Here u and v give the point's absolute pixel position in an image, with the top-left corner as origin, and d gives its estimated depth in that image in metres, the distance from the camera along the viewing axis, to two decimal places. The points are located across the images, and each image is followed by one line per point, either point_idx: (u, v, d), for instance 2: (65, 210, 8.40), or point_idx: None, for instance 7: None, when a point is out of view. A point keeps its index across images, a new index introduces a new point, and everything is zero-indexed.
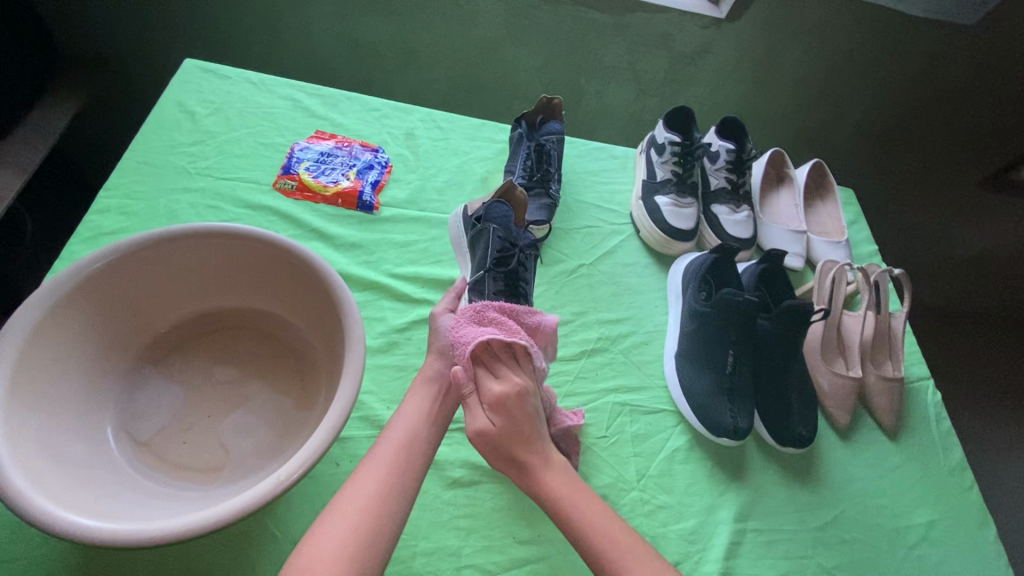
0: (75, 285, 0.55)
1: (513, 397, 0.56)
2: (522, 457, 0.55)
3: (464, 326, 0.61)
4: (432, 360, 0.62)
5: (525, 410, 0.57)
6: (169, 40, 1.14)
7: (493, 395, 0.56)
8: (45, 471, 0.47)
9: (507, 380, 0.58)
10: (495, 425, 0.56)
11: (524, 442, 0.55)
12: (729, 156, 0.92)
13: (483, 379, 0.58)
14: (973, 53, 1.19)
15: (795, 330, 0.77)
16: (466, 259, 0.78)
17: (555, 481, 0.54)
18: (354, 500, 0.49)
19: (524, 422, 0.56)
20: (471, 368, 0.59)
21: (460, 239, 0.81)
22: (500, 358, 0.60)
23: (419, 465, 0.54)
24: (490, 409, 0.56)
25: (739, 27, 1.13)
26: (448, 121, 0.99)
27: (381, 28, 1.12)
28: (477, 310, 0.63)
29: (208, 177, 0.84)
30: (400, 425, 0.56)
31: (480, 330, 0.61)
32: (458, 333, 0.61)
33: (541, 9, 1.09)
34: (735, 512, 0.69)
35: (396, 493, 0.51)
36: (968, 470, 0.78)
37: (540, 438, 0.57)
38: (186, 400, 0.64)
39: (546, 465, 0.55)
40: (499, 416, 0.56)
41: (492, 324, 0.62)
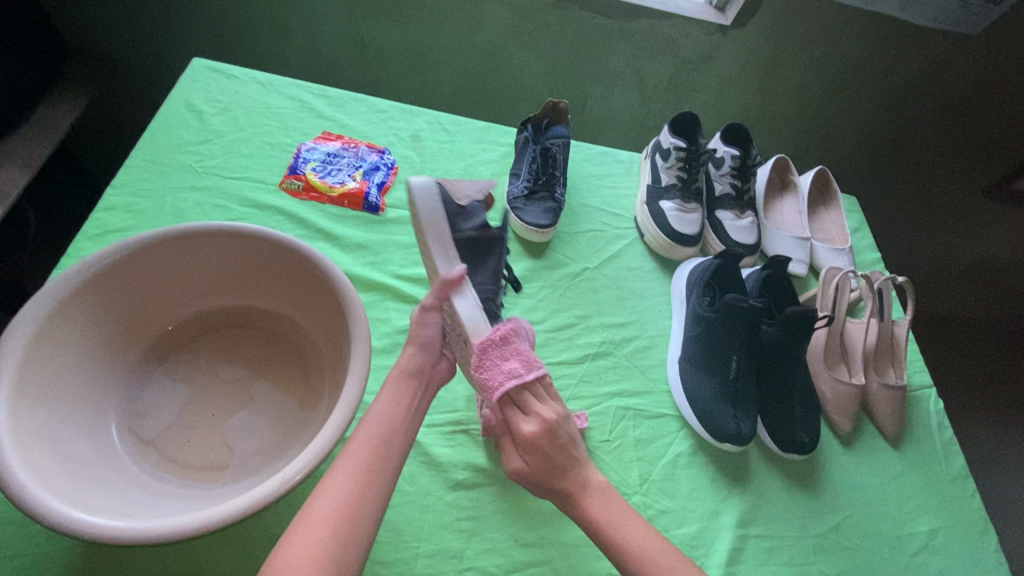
0: (82, 281, 0.55)
1: (546, 437, 0.54)
2: (562, 489, 0.55)
3: (487, 363, 0.55)
4: (415, 353, 0.59)
5: (560, 447, 0.55)
6: (176, 40, 1.15)
7: (525, 438, 0.54)
8: (49, 467, 0.47)
9: (536, 417, 0.55)
10: (531, 465, 0.55)
11: (561, 476, 0.55)
12: (734, 162, 0.92)
13: (514, 420, 0.55)
14: (977, 62, 1.19)
15: (799, 335, 0.76)
16: (448, 253, 0.60)
17: (596, 507, 0.54)
18: (327, 504, 0.47)
19: (561, 459, 0.55)
20: (502, 411, 0.56)
21: (443, 228, 0.60)
22: (529, 395, 0.56)
23: (393, 466, 0.51)
24: (525, 450, 0.55)
25: (744, 34, 1.13)
26: (454, 124, 1.00)
27: (388, 30, 1.13)
28: (494, 337, 0.55)
29: (215, 176, 0.84)
30: (374, 419, 0.53)
31: (502, 365, 0.55)
32: (479, 371, 0.55)
33: (547, 13, 1.09)
34: (737, 518, 0.69)
35: (369, 497, 0.48)
36: (970, 479, 0.78)
37: (577, 464, 0.56)
38: (191, 398, 0.64)
39: (585, 491, 0.55)
40: (534, 456, 0.55)
41: (515, 356, 0.56)
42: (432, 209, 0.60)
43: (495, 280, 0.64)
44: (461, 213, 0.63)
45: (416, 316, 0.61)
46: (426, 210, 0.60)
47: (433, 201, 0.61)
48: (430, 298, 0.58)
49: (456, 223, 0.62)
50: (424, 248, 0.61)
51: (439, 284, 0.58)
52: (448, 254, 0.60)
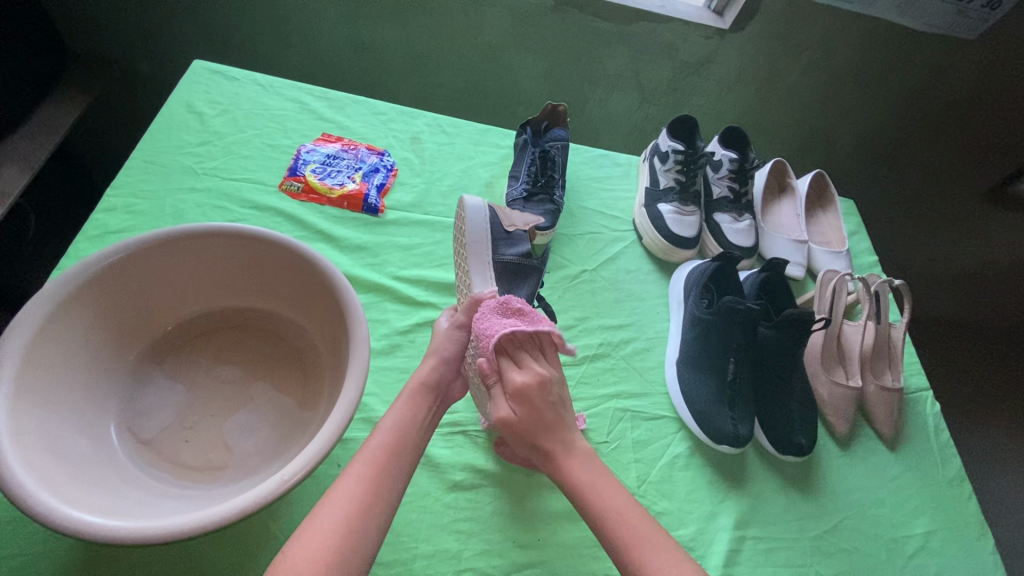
0: (83, 282, 0.56)
1: (536, 388, 0.55)
2: (545, 445, 0.54)
3: (490, 317, 0.58)
4: (434, 365, 0.59)
5: (551, 405, 0.55)
6: (177, 41, 1.15)
7: (515, 386, 0.54)
8: (48, 466, 0.47)
9: (529, 371, 0.56)
10: (518, 415, 0.54)
11: (547, 432, 0.55)
12: (732, 165, 0.93)
13: (506, 369, 0.56)
14: (975, 66, 1.19)
15: (795, 337, 0.77)
16: (482, 272, 0.65)
17: (578, 470, 0.54)
18: (333, 514, 0.47)
19: (548, 412, 0.55)
20: (494, 360, 0.56)
21: (482, 248, 0.66)
22: (524, 349, 0.57)
23: (401, 479, 0.51)
24: (512, 399, 0.55)
25: (743, 38, 1.13)
26: (453, 126, 1.00)
27: (388, 33, 1.13)
28: (500, 303, 0.59)
29: (215, 177, 0.84)
30: (384, 430, 0.54)
31: (504, 321, 0.57)
32: (481, 324, 0.58)
33: (547, 16, 1.10)
34: (734, 520, 0.69)
35: (375, 508, 0.48)
36: (967, 481, 0.79)
37: (563, 424, 0.56)
38: (190, 398, 0.64)
39: (569, 453, 0.55)
40: (521, 406, 0.55)
41: (517, 315, 0.58)
42: (480, 231, 0.66)
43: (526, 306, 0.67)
44: (505, 239, 0.68)
45: (440, 329, 0.62)
46: (471, 231, 0.66)
47: (480, 224, 0.67)
48: (459, 311, 0.61)
49: (499, 247, 0.67)
50: (465, 263, 0.67)
51: (471, 300, 0.61)
52: (485, 274, 0.65)
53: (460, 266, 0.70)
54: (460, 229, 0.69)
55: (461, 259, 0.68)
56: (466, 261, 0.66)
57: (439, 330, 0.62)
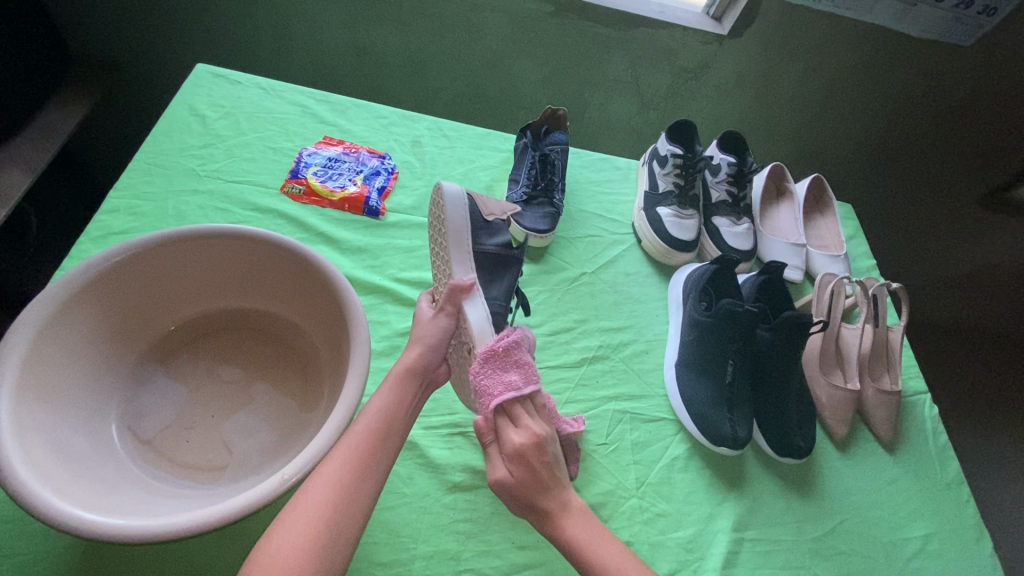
0: (86, 281, 0.56)
1: (532, 448, 0.56)
2: (541, 506, 0.55)
3: (486, 373, 0.58)
4: (422, 352, 0.59)
5: (548, 465, 0.56)
6: (180, 45, 1.16)
7: (511, 447, 0.55)
8: (49, 464, 0.47)
9: (522, 430, 0.57)
10: (513, 476, 0.55)
11: (543, 492, 0.55)
12: (730, 170, 0.93)
13: (504, 429, 0.57)
14: (972, 72, 1.20)
15: (795, 339, 0.77)
16: (462, 261, 0.63)
17: (573, 527, 0.54)
18: (317, 497, 0.47)
19: (545, 473, 0.55)
20: (492, 418, 0.58)
21: (461, 236, 0.63)
22: (520, 408, 0.58)
23: (383, 464, 0.52)
24: (508, 459, 0.56)
25: (742, 44, 1.14)
26: (454, 130, 1.01)
27: (388, 37, 1.14)
28: (491, 352, 0.58)
29: (217, 179, 0.85)
30: (369, 414, 0.54)
31: (501, 377, 0.58)
32: (479, 380, 0.58)
33: (548, 22, 1.11)
34: (732, 522, 0.69)
35: (359, 491, 0.49)
36: (965, 484, 0.79)
37: (559, 483, 0.56)
38: (190, 398, 0.65)
39: (565, 512, 0.55)
40: (518, 466, 0.55)
41: (514, 370, 0.59)
42: (460, 219, 0.64)
43: (505, 297, 0.66)
44: (486, 229, 0.66)
45: (426, 317, 0.62)
46: (451, 218, 0.63)
47: (461, 210, 0.64)
48: (444, 300, 0.61)
49: (479, 236, 0.65)
50: (444, 251, 0.64)
51: (453, 288, 0.61)
52: (465, 263, 0.63)
53: (435, 254, 0.67)
54: (437, 214, 0.66)
55: (439, 247, 0.66)
56: (445, 248, 0.64)
57: (424, 320, 0.62)
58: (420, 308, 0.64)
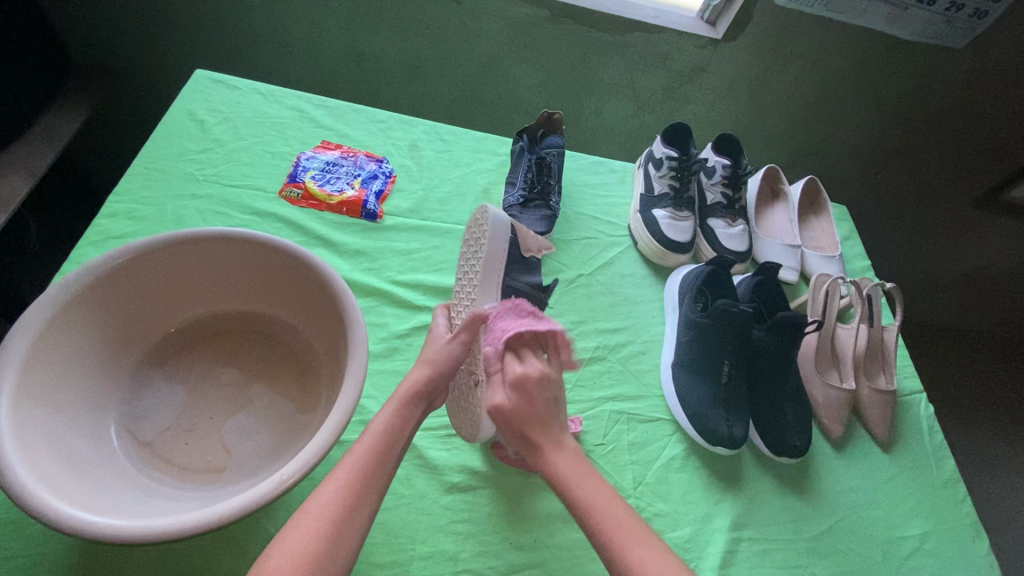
0: (87, 284, 0.56)
1: (537, 382, 0.55)
2: (536, 441, 0.55)
3: (505, 314, 0.59)
4: (429, 375, 0.58)
5: (550, 406, 0.55)
6: (179, 52, 1.17)
7: (514, 375, 0.55)
8: (48, 465, 0.48)
9: (531, 364, 0.56)
10: (514, 403, 0.54)
11: (540, 426, 0.55)
12: (725, 172, 0.94)
13: (509, 361, 0.56)
14: (963, 75, 1.21)
15: (790, 339, 0.77)
16: (491, 288, 0.64)
17: (566, 467, 0.54)
18: (316, 518, 0.47)
19: (543, 408, 0.55)
20: (501, 351, 0.57)
21: (496, 265, 0.64)
22: (531, 347, 0.58)
23: (386, 474, 0.52)
24: (510, 387, 0.55)
25: (736, 48, 1.15)
26: (451, 134, 1.02)
27: (387, 43, 1.15)
28: (518, 303, 0.60)
29: (215, 184, 0.85)
30: (371, 432, 0.54)
31: (517, 319, 0.58)
32: (497, 318, 0.59)
33: (544, 27, 1.12)
34: (730, 521, 0.70)
35: (357, 510, 0.48)
36: (961, 483, 0.79)
37: (557, 423, 0.56)
38: (189, 401, 0.65)
39: (558, 452, 0.55)
40: (518, 396, 0.55)
41: (531, 317, 0.59)
42: (500, 249, 0.64)
43: None
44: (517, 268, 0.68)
45: (440, 340, 0.61)
46: (494, 246, 0.64)
47: (504, 241, 0.65)
48: (461, 327, 0.60)
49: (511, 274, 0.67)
50: (474, 278, 0.64)
51: (472, 317, 0.59)
52: (494, 295, 0.64)
53: (462, 271, 0.67)
54: (476, 236, 0.66)
55: (471, 268, 0.66)
56: (476, 275, 0.64)
57: (437, 341, 0.61)
58: (437, 329, 0.63)
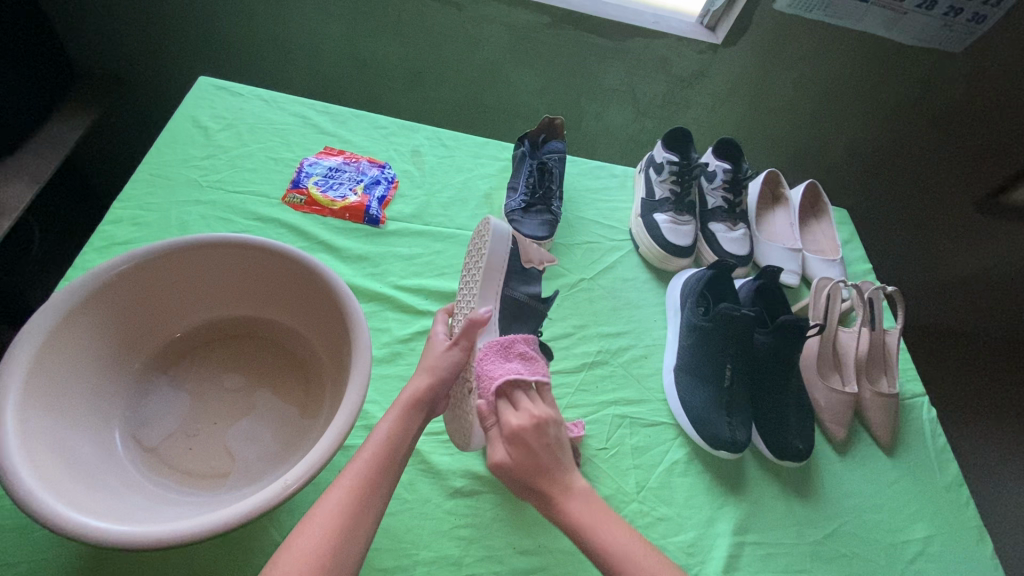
0: (92, 290, 0.57)
1: (532, 430, 0.55)
2: (543, 490, 0.53)
3: (490, 360, 0.60)
4: (431, 383, 0.59)
5: (552, 448, 0.55)
6: (182, 59, 1.18)
7: (510, 428, 0.55)
8: (53, 471, 0.48)
9: (524, 412, 0.56)
10: (513, 458, 0.54)
11: (544, 474, 0.54)
12: (725, 176, 0.95)
13: (504, 411, 0.56)
14: (962, 79, 1.22)
15: (793, 343, 0.77)
16: (486, 295, 0.66)
17: (576, 512, 0.52)
18: (318, 527, 0.47)
19: (545, 455, 0.54)
20: (494, 401, 0.57)
21: (493, 273, 0.67)
22: (522, 390, 0.59)
23: (389, 481, 0.52)
24: (507, 440, 0.55)
25: (735, 52, 1.16)
26: (453, 140, 1.02)
27: (388, 49, 1.16)
28: (499, 345, 0.61)
29: (219, 190, 0.86)
30: (373, 442, 0.54)
31: (504, 365, 0.59)
32: (484, 365, 0.60)
33: (545, 33, 1.12)
34: (733, 525, 0.70)
35: (360, 521, 0.48)
36: (965, 486, 0.79)
37: (561, 466, 0.55)
38: (193, 406, 0.65)
39: (567, 497, 0.53)
40: (516, 450, 0.54)
41: (518, 358, 0.61)
42: (499, 258, 0.67)
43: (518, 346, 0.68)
44: (519, 276, 0.69)
45: (439, 347, 0.61)
46: (493, 255, 0.67)
47: (503, 251, 0.67)
48: (460, 332, 0.61)
49: (511, 282, 0.68)
50: (474, 285, 0.67)
51: (470, 322, 0.60)
52: (490, 303, 0.66)
53: (464, 277, 0.70)
54: (478, 244, 0.69)
55: (472, 274, 0.68)
56: (476, 281, 0.66)
57: (437, 348, 0.62)
58: (435, 334, 0.64)
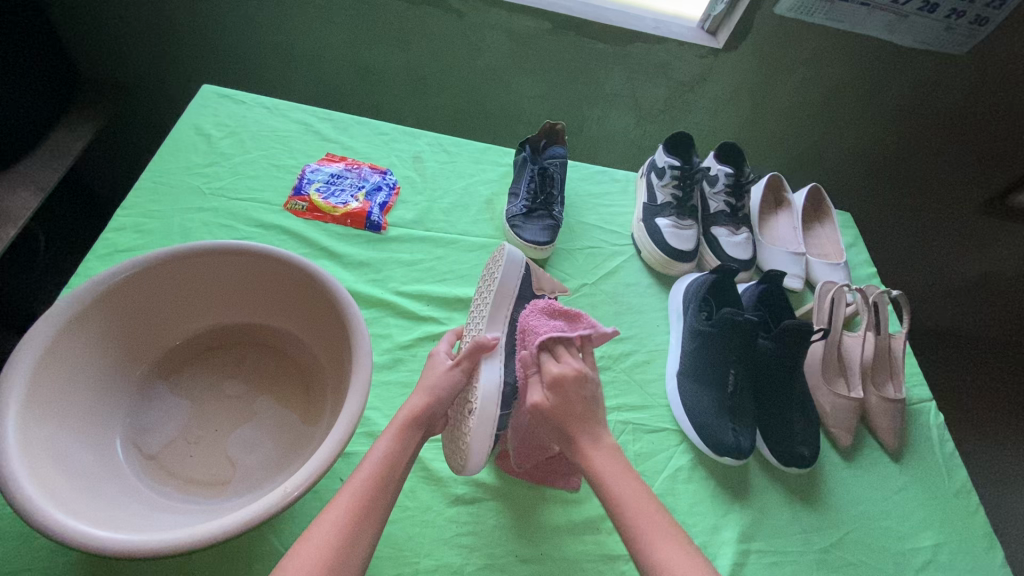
0: (94, 297, 0.57)
1: (572, 379, 0.59)
2: (574, 432, 0.58)
3: (535, 317, 0.66)
4: (429, 402, 0.59)
5: (586, 400, 0.59)
6: (186, 68, 1.19)
7: (552, 374, 0.59)
8: (53, 478, 0.48)
9: (566, 363, 0.61)
10: (551, 401, 0.58)
11: (577, 420, 0.58)
12: (727, 180, 0.95)
13: (546, 361, 0.61)
14: (965, 82, 1.21)
15: (796, 347, 0.77)
16: (496, 319, 0.68)
17: (602, 456, 0.56)
18: (315, 548, 0.46)
19: (579, 404, 0.58)
20: (536, 351, 0.62)
21: (504, 298, 0.68)
22: (565, 347, 0.63)
23: (388, 497, 0.52)
24: (547, 386, 0.59)
25: (737, 57, 1.16)
26: (454, 146, 1.03)
27: (390, 56, 1.16)
28: (545, 304, 0.67)
29: (221, 197, 0.86)
30: (372, 461, 0.54)
31: (549, 322, 0.65)
32: (530, 322, 0.66)
33: (545, 39, 1.13)
34: (738, 533, 0.69)
35: (358, 539, 0.48)
36: (973, 493, 0.78)
37: (595, 416, 0.59)
38: (194, 414, 0.65)
39: (596, 443, 0.57)
40: (555, 395, 0.59)
41: (562, 316, 0.66)
42: (511, 284, 0.69)
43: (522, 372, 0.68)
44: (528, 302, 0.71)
45: (441, 365, 0.62)
46: (505, 281, 0.68)
47: (516, 279, 0.69)
48: (463, 354, 0.62)
49: (520, 308, 0.70)
50: (484, 309, 0.68)
51: (477, 346, 0.61)
52: (499, 327, 0.68)
53: (475, 302, 0.71)
54: (490, 271, 0.71)
55: (482, 299, 0.70)
56: (486, 305, 0.68)
57: (437, 368, 0.62)
58: (437, 353, 0.64)
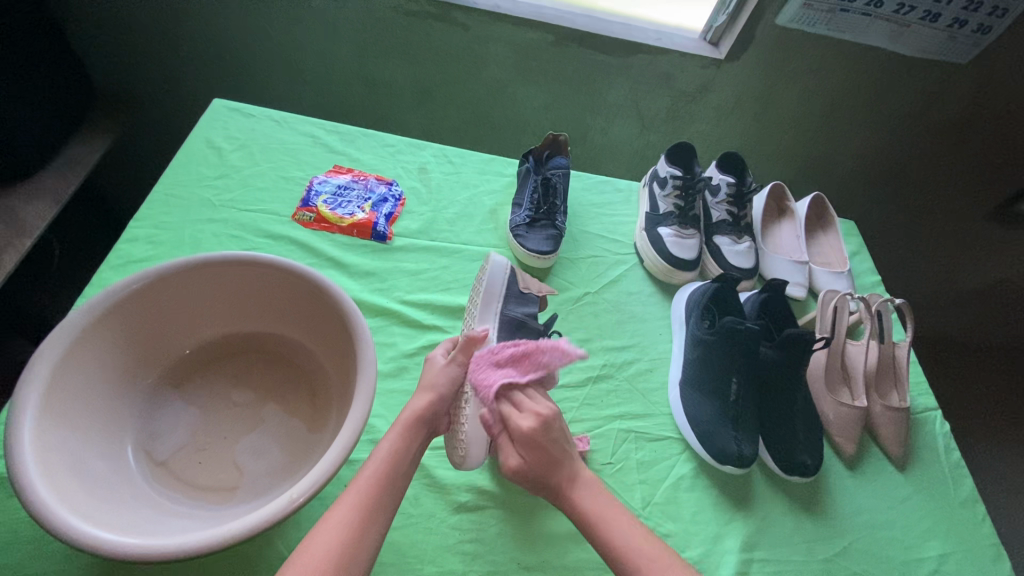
0: (108, 307, 0.59)
1: (541, 431, 0.58)
2: (554, 481, 0.58)
3: (481, 370, 0.62)
4: (431, 400, 0.60)
5: (559, 444, 0.59)
6: (197, 83, 1.22)
7: (521, 432, 0.58)
8: (67, 484, 0.49)
9: (530, 414, 0.59)
10: (526, 460, 0.58)
11: (555, 468, 0.58)
12: (729, 189, 0.96)
13: (508, 415, 0.59)
14: (969, 89, 1.20)
15: (796, 356, 0.78)
16: (484, 315, 0.72)
17: (586, 500, 0.57)
18: (326, 541, 0.48)
19: (554, 452, 0.58)
20: (497, 408, 0.60)
21: (490, 294, 0.72)
22: (520, 391, 0.61)
23: (393, 498, 0.53)
24: (519, 443, 0.58)
25: (740, 67, 1.16)
26: (459, 156, 1.04)
27: (396, 69, 1.18)
28: (490, 353, 0.63)
29: (231, 209, 0.88)
30: (377, 460, 0.55)
31: (496, 371, 0.61)
32: (478, 377, 0.61)
33: (548, 51, 1.14)
34: (741, 542, 0.69)
35: (364, 538, 0.49)
36: (980, 503, 0.77)
37: (570, 459, 0.59)
38: (204, 420, 0.67)
39: (576, 486, 0.58)
40: (529, 452, 0.58)
41: (509, 361, 0.62)
42: (496, 283, 0.73)
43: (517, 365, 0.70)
44: (517, 299, 0.74)
45: (438, 363, 0.64)
46: (488, 279, 0.73)
47: (500, 277, 0.73)
48: (458, 348, 0.64)
49: (509, 304, 0.73)
50: (474, 308, 0.73)
51: (470, 338, 0.64)
52: (488, 321, 0.71)
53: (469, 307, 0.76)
54: (480, 278, 0.76)
55: (474, 302, 0.75)
56: (476, 304, 0.73)
57: (436, 365, 0.64)
58: (432, 353, 0.66)
